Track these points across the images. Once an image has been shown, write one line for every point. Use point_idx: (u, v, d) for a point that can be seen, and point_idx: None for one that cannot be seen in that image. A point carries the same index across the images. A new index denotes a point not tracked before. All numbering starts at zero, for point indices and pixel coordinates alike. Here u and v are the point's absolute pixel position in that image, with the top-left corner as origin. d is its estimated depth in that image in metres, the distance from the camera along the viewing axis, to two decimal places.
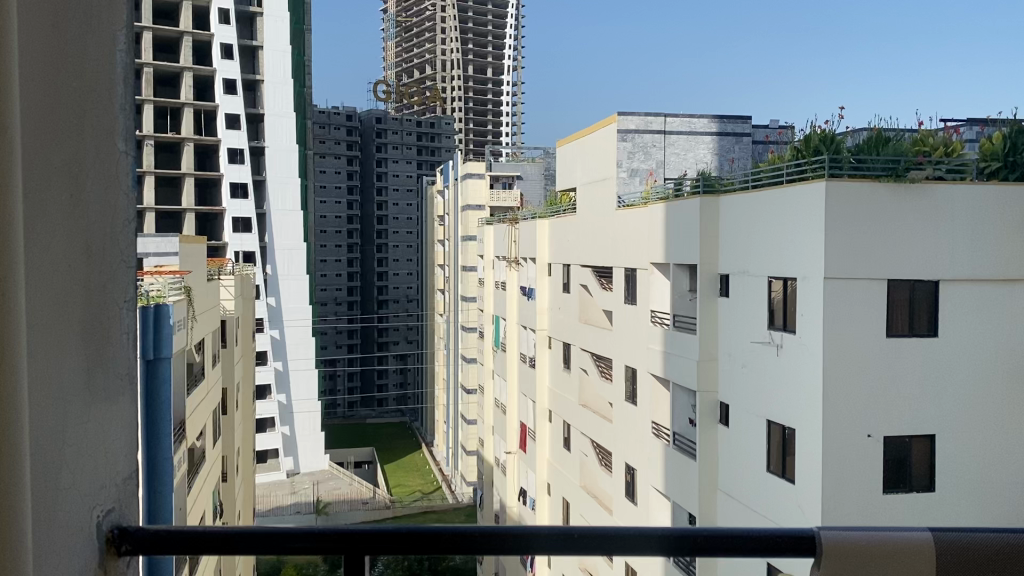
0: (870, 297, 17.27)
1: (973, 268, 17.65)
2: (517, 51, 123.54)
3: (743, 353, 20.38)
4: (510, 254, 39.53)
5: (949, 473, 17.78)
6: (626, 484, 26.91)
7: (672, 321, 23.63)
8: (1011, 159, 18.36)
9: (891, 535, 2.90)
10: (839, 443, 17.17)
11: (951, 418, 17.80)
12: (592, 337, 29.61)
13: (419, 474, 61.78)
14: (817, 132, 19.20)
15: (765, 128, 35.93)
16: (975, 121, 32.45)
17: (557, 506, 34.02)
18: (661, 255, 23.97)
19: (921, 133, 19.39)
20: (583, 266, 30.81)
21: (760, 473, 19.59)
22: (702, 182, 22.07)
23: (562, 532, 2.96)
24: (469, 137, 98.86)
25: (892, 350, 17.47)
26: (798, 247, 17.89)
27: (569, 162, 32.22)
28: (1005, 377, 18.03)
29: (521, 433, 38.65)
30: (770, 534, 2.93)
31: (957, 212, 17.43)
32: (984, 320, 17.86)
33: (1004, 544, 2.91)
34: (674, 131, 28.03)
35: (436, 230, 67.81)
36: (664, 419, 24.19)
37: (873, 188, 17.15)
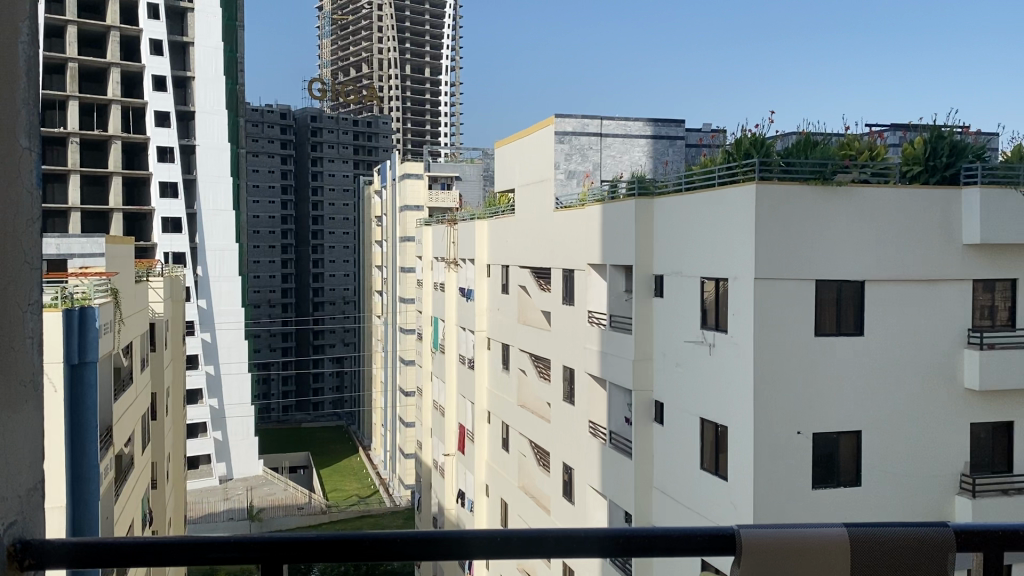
0: (800, 297, 17.69)
1: (896, 269, 18.24)
2: (455, 52, 123.07)
3: (677, 352, 20.68)
4: (449, 255, 39.39)
5: (874, 468, 18.28)
6: (564, 484, 27.05)
7: (608, 321, 23.75)
8: (932, 163, 19.02)
9: (807, 531, 2.96)
10: (770, 439, 17.58)
11: (877, 414, 18.33)
12: (530, 337, 29.74)
13: (356, 478, 61.15)
14: (747, 135, 19.60)
15: (696, 131, 36.78)
16: (898, 125, 33.58)
17: (496, 507, 34.01)
18: (597, 256, 24.16)
19: (847, 137, 19.94)
20: (521, 267, 30.91)
21: (693, 471, 19.90)
22: (636, 184, 22.28)
23: (493, 536, 2.95)
24: (407, 138, 98.16)
25: (819, 348, 17.95)
26: (730, 248, 18.24)
27: (507, 163, 32.26)
28: (928, 374, 18.62)
29: (459, 435, 38.59)
30: (687, 533, 2.95)
31: (882, 214, 18.01)
32: (908, 319, 18.44)
33: (919, 536, 2.99)
34: (610, 134, 28.04)
35: (374, 230, 67.30)
36: (601, 419, 24.33)
37: (802, 190, 17.59)
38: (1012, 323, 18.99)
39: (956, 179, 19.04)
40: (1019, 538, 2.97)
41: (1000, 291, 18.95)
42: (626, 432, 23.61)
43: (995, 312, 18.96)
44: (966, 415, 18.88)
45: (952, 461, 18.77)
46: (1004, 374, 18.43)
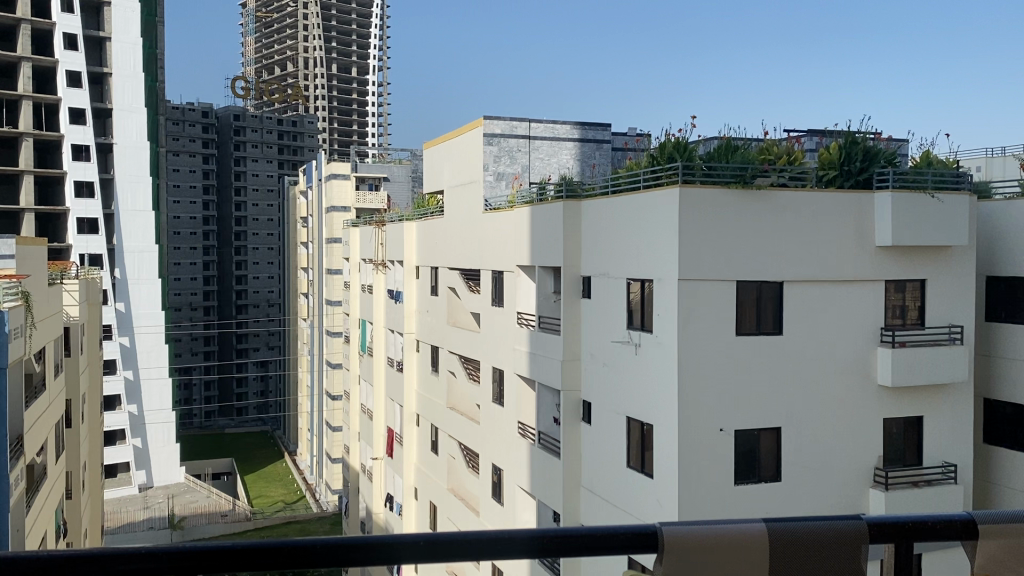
0: (721, 297, 18.10)
1: (813, 269, 18.81)
2: (381, 53, 122.38)
3: (604, 352, 20.93)
4: (377, 257, 39.06)
5: (794, 464, 18.82)
6: (493, 485, 27.11)
7: (537, 322, 23.84)
8: (846, 167, 19.75)
9: (724, 526, 3.02)
10: (693, 436, 17.95)
11: (795, 411, 18.88)
12: (460, 340, 29.68)
13: (281, 484, 60.16)
14: (671, 139, 20.00)
15: (622, 135, 37.36)
16: (813, 131, 34.84)
17: (425, 510, 33.82)
18: (526, 257, 24.28)
19: (766, 142, 20.53)
20: (450, 268, 30.79)
21: (620, 469, 20.14)
22: (565, 186, 22.45)
23: (423, 540, 2.93)
24: (334, 138, 97.07)
25: (740, 347, 18.41)
26: (654, 249, 18.55)
27: (436, 164, 32.10)
28: (844, 373, 19.27)
29: (388, 438, 38.26)
30: (611, 531, 2.96)
31: (799, 217, 18.58)
32: (824, 318, 19.04)
33: (831, 530, 3.06)
34: (538, 137, 28.40)
35: (299, 231, 66.29)
36: (530, 419, 24.43)
37: (723, 193, 18.02)
38: (921, 322, 19.82)
39: (868, 183, 19.81)
40: (923, 529, 3.06)
41: (910, 291, 19.75)
42: (554, 432, 23.79)
43: (906, 311, 19.73)
44: (880, 410, 19.57)
45: (866, 455, 19.46)
46: (914, 373, 19.21)
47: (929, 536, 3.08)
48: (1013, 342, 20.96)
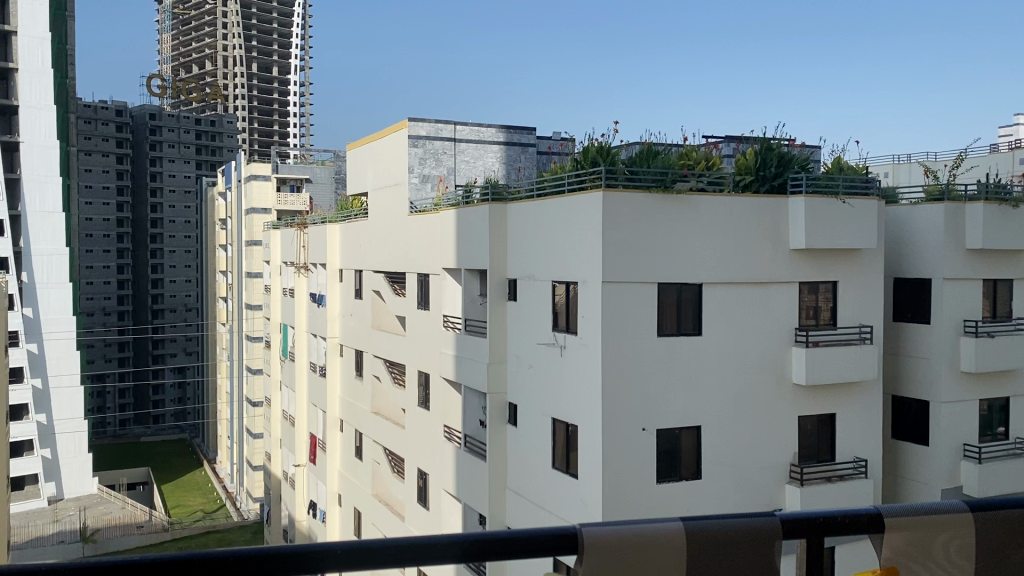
0: (644, 299, 18.41)
1: (731, 271, 19.30)
2: (304, 55, 120.60)
3: (530, 354, 21.04)
4: (299, 260, 38.41)
5: (713, 463, 19.27)
6: (418, 490, 26.99)
7: (463, 325, 23.81)
8: (762, 173, 20.20)
9: (641, 527, 3.00)
10: (617, 436, 18.20)
11: (714, 410, 19.33)
12: (385, 343, 29.44)
13: (200, 493, 58.69)
14: (594, 144, 20.19)
15: (547, 139, 37.82)
16: (731, 138, 35.75)
17: (349, 517, 33.42)
18: (452, 261, 24.20)
19: (686, 147, 20.90)
20: (375, 271, 30.47)
21: (545, 471, 20.27)
22: (489, 190, 22.49)
23: (350, 548, 2.84)
24: (254, 139, 95.14)
25: (662, 348, 18.75)
26: (579, 252, 18.77)
27: (360, 166, 31.73)
28: (760, 372, 19.80)
29: (310, 444, 37.69)
30: (532, 533, 2.88)
31: (717, 220, 19.05)
32: (742, 319, 19.53)
33: (744, 528, 3.07)
34: (464, 139, 28.44)
35: (217, 234, 64.81)
36: (456, 422, 24.36)
37: (644, 198, 18.34)
38: (833, 321, 20.53)
39: (783, 188, 20.35)
40: (835, 524, 3.06)
41: (823, 293, 20.46)
42: (480, 434, 23.79)
43: (818, 312, 20.44)
44: (795, 408, 20.20)
45: (782, 452, 20.05)
46: (827, 372, 19.89)
47: (840, 531, 3.08)
48: (918, 341, 21.92)
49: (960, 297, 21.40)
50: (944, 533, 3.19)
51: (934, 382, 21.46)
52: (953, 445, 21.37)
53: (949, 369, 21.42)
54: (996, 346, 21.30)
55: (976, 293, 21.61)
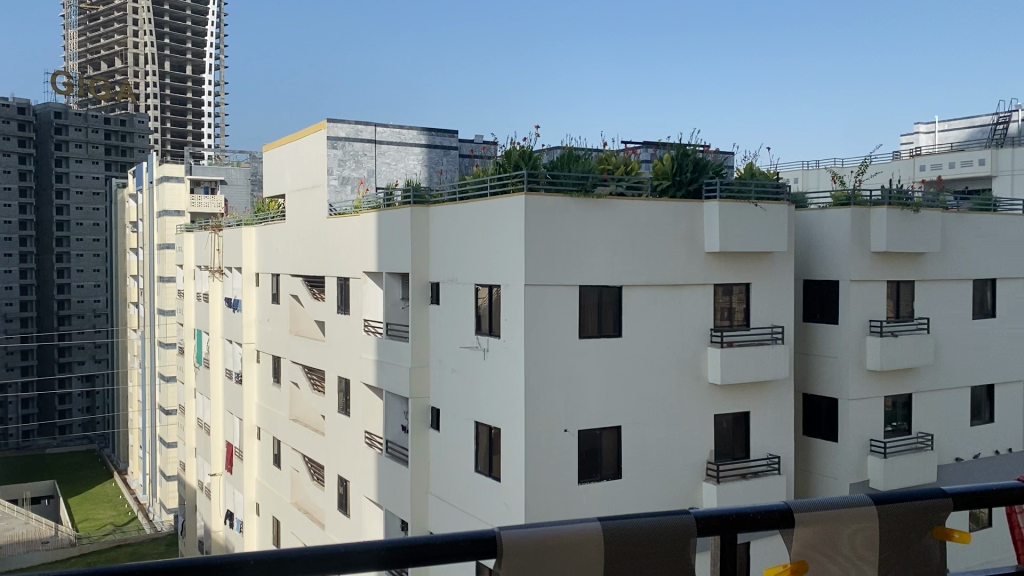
0: (565, 302, 18.59)
1: (650, 274, 19.65)
2: (218, 54, 117.94)
3: (452, 358, 21.00)
4: (214, 263, 37.41)
5: (632, 462, 19.57)
6: (339, 497, 26.61)
7: (385, 330, 23.61)
8: (678, 178, 20.65)
9: (560, 527, 2.92)
10: (539, 437, 18.31)
11: (634, 410, 19.64)
12: (303, 348, 28.93)
13: (110, 505, 56.56)
14: (516, 147, 20.27)
15: (469, 143, 37.90)
16: (648, 143, 36.54)
17: (267, 526, 32.75)
18: (373, 264, 23.94)
19: (606, 152, 21.17)
20: (293, 275, 29.96)
21: (468, 474, 20.23)
22: (411, 193, 22.37)
23: (265, 558, 2.65)
24: (167, 139, 92.46)
25: (583, 350, 18.95)
26: (501, 255, 18.85)
27: (277, 167, 31.12)
28: (678, 372, 20.21)
29: (226, 453, 36.80)
30: (451, 537, 2.76)
31: (636, 223, 19.37)
32: (660, 320, 19.93)
33: (659, 526, 3.02)
34: (384, 141, 28.36)
35: (128, 237, 62.67)
36: (377, 428, 24.16)
37: (565, 203, 18.49)
38: (746, 322, 21.11)
39: (698, 193, 20.75)
40: (749, 520, 3.07)
41: (736, 294, 21.03)
42: (402, 440, 23.60)
43: (733, 313, 21.00)
44: (710, 407, 20.69)
45: (698, 451, 20.51)
46: (742, 371, 20.42)
47: (753, 527, 3.10)
48: (827, 340, 22.71)
49: (865, 298, 22.26)
50: (850, 527, 3.29)
51: (843, 380, 22.29)
52: (860, 441, 22.24)
53: (857, 368, 22.27)
54: (900, 345, 22.19)
55: (881, 294, 22.52)
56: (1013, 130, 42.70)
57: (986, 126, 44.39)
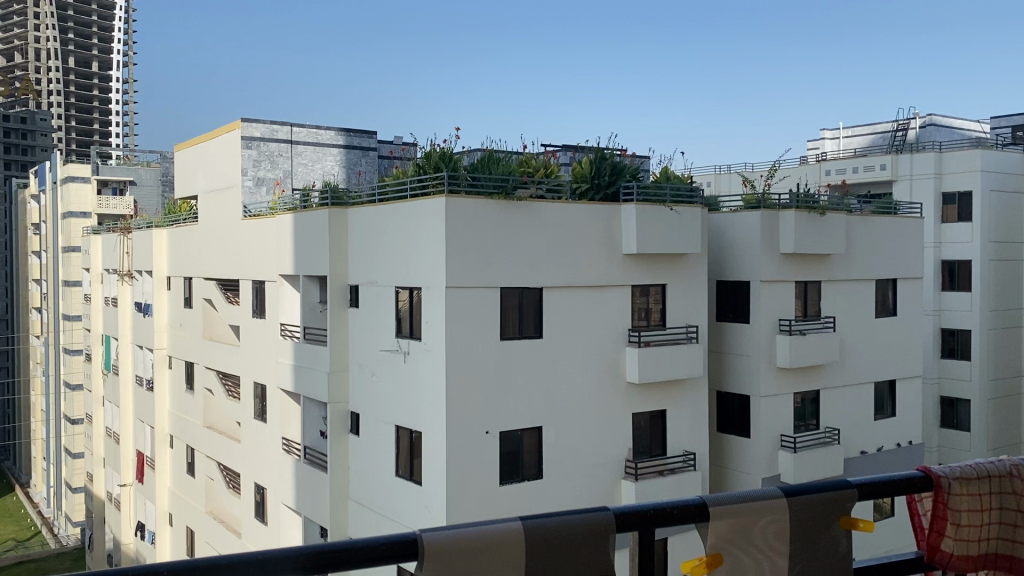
0: (486, 304, 18.64)
1: (569, 275, 19.87)
2: (125, 50, 113.96)
3: (372, 361, 20.80)
4: (122, 267, 36.14)
5: (552, 462, 19.74)
6: (255, 504, 26.05)
7: (302, 334, 23.22)
8: (597, 181, 21.01)
9: (482, 528, 2.94)
10: (460, 439, 18.30)
11: (554, 410, 19.81)
12: (217, 354, 28.20)
13: (12, 521, 53.94)
14: (436, 149, 20.23)
15: (388, 144, 37.64)
16: (567, 146, 37.03)
17: (181, 536, 31.80)
18: (290, 267, 23.54)
19: (525, 155, 21.34)
20: (206, 279, 29.21)
21: (389, 478, 20.06)
22: (329, 194, 22.12)
23: (185, 566, 2.56)
24: (71, 138, 88.74)
25: (504, 351, 19.02)
26: (422, 257, 18.77)
27: (189, 168, 30.28)
28: (597, 372, 20.50)
29: (136, 462, 35.58)
30: (372, 542, 2.75)
31: (556, 226, 19.57)
32: (579, 320, 20.17)
33: (580, 523, 3.05)
34: (301, 142, 27.97)
35: (29, 239, 59.89)
36: (295, 434, 23.75)
37: (485, 206, 18.56)
38: (663, 322, 21.57)
39: (616, 196, 21.12)
40: (666, 516, 3.16)
41: (653, 295, 21.47)
42: (320, 445, 23.26)
43: (649, 313, 21.43)
44: (629, 405, 21.04)
45: (617, 450, 20.83)
46: (659, 370, 20.85)
47: (671, 523, 3.19)
48: (739, 339, 23.37)
49: (775, 298, 23.02)
50: (762, 519, 3.40)
51: (754, 377, 23.00)
52: (771, 437, 23.00)
53: (768, 366, 23.01)
54: (808, 343, 23.01)
55: (790, 294, 23.31)
56: (911, 136, 44.77)
57: (886, 133, 46.41)
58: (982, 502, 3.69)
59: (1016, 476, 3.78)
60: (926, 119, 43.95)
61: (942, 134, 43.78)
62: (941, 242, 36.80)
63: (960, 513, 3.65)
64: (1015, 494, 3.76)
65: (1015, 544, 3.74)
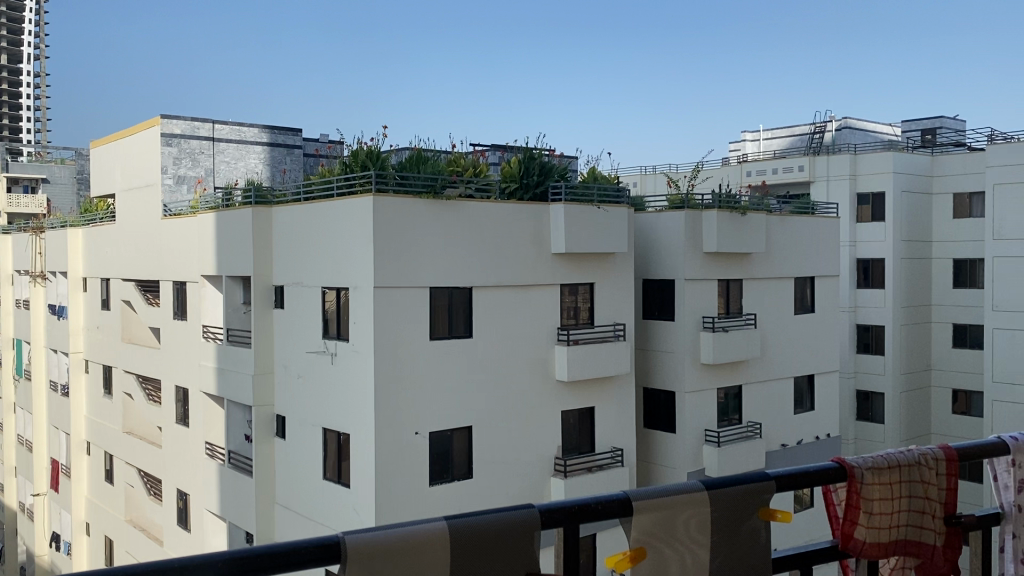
0: (415, 304, 18.55)
1: (498, 274, 19.92)
2: (36, 40, 109.46)
3: (299, 363, 20.48)
4: (35, 268, 34.76)
5: (482, 461, 19.75)
6: (178, 511, 25.39)
7: (225, 336, 22.71)
8: (525, 181, 21.04)
9: (405, 529, 2.93)
10: (389, 440, 18.18)
11: (483, 409, 19.82)
12: (137, 357, 27.40)
13: None
14: (363, 148, 20.02)
15: (314, 141, 37.15)
16: (496, 146, 37.14)
17: (98, 546, 30.79)
18: (212, 267, 23.01)
19: (454, 154, 21.31)
20: (124, 280, 28.30)
21: (316, 482, 19.79)
22: (253, 193, 21.68)
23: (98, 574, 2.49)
24: None
25: (433, 352, 18.94)
26: (349, 257, 18.56)
27: (106, 165, 29.29)
28: (526, 370, 20.60)
29: (51, 470, 34.29)
30: (292, 546, 2.71)
31: (485, 225, 19.59)
32: (508, 320, 20.23)
33: (505, 521, 3.07)
34: (222, 139, 27.73)
35: None
36: (219, 438, 23.26)
37: (414, 205, 18.47)
38: (591, 321, 21.81)
39: (544, 196, 21.24)
40: (591, 511, 3.20)
41: (581, 294, 21.68)
42: (245, 449, 22.82)
43: (578, 312, 21.64)
44: (558, 403, 21.21)
45: (546, 448, 20.96)
46: (587, 368, 21.07)
47: (595, 517, 3.23)
48: (665, 336, 23.78)
49: (700, 297, 23.52)
50: (684, 512, 3.48)
51: (679, 374, 23.45)
52: (695, 432, 23.49)
53: (692, 362, 23.49)
54: (731, 340, 23.56)
55: (713, 292, 23.85)
56: (827, 139, 46.27)
57: (805, 135, 47.89)
58: (892, 491, 3.84)
59: (925, 464, 3.94)
60: (842, 122, 45.48)
61: (857, 137, 45.32)
62: (857, 241, 38.09)
63: (872, 501, 3.81)
64: (923, 482, 3.92)
65: (923, 529, 3.92)
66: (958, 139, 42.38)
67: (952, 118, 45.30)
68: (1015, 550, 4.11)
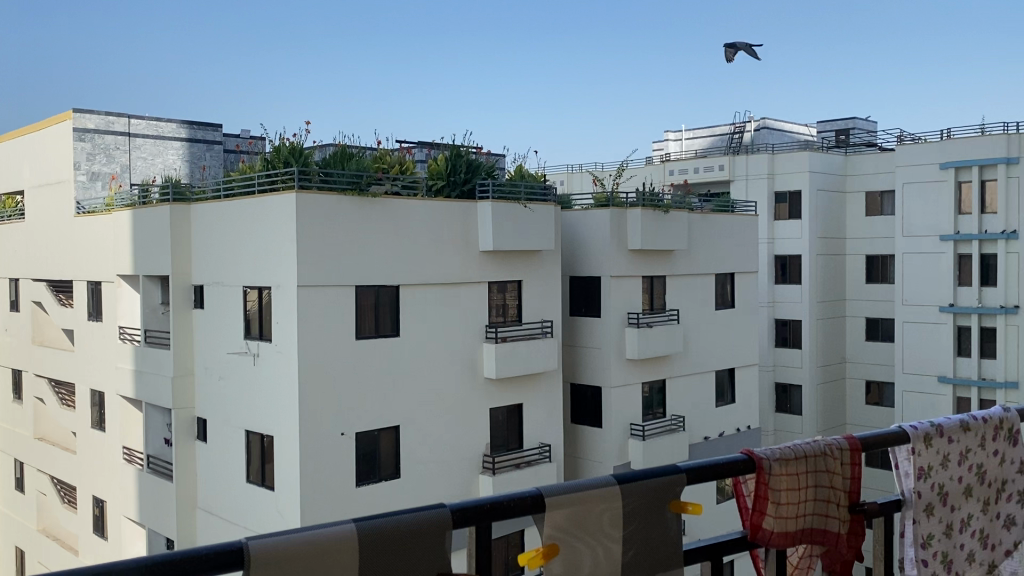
0: (340, 303, 18.36)
1: (425, 273, 19.86)
2: None
3: (220, 365, 20.06)
4: None
5: (410, 460, 19.67)
6: (94, 519, 24.61)
7: (143, 337, 22.11)
8: (452, 179, 21.01)
9: (315, 531, 2.89)
10: (315, 440, 17.97)
11: (411, 409, 19.74)
12: (48, 360, 26.44)
13: None
14: (285, 144, 19.71)
15: (235, 137, 36.45)
16: (422, 143, 36.99)
17: (8, 556, 29.62)
18: (128, 267, 22.35)
19: (379, 152, 21.16)
20: (35, 281, 27.23)
21: (239, 485, 19.43)
22: (171, 189, 21.06)
23: None
24: None
25: (359, 351, 18.78)
26: (272, 256, 18.27)
27: (14, 161, 28.12)
28: (454, 369, 20.58)
29: None
30: (193, 553, 2.65)
31: (411, 223, 19.52)
32: (435, 318, 20.19)
33: (417, 521, 3.07)
34: (140, 134, 26.99)
35: None
36: (137, 443, 22.64)
37: (338, 202, 18.28)
38: (518, 318, 21.92)
39: (471, 193, 21.23)
40: (503, 508, 3.23)
41: (509, 292, 21.76)
42: (164, 453, 22.25)
43: (506, 310, 21.72)
44: (485, 401, 21.26)
45: (474, 445, 20.99)
46: (514, 365, 21.18)
47: (506, 515, 3.26)
48: (592, 333, 24.05)
49: (624, 293, 23.88)
50: (599, 506, 3.54)
51: (605, 370, 23.76)
52: (621, 427, 23.85)
53: (618, 358, 23.82)
54: (655, 336, 23.97)
55: (637, 289, 24.25)
56: (746, 139, 47.45)
57: (725, 135, 49.00)
58: (799, 481, 3.98)
59: (830, 455, 4.08)
60: (761, 122, 46.69)
61: (774, 137, 46.64)
62: (774, 238, 39.27)
63: (779, 492, 3.94)
64: (829, 471, 4.07)
65: (828, 518, 4.06)
66: (870, 139, 43.92)
67: (864, 119, 46.96)
68: (914, 534, 4.27)
